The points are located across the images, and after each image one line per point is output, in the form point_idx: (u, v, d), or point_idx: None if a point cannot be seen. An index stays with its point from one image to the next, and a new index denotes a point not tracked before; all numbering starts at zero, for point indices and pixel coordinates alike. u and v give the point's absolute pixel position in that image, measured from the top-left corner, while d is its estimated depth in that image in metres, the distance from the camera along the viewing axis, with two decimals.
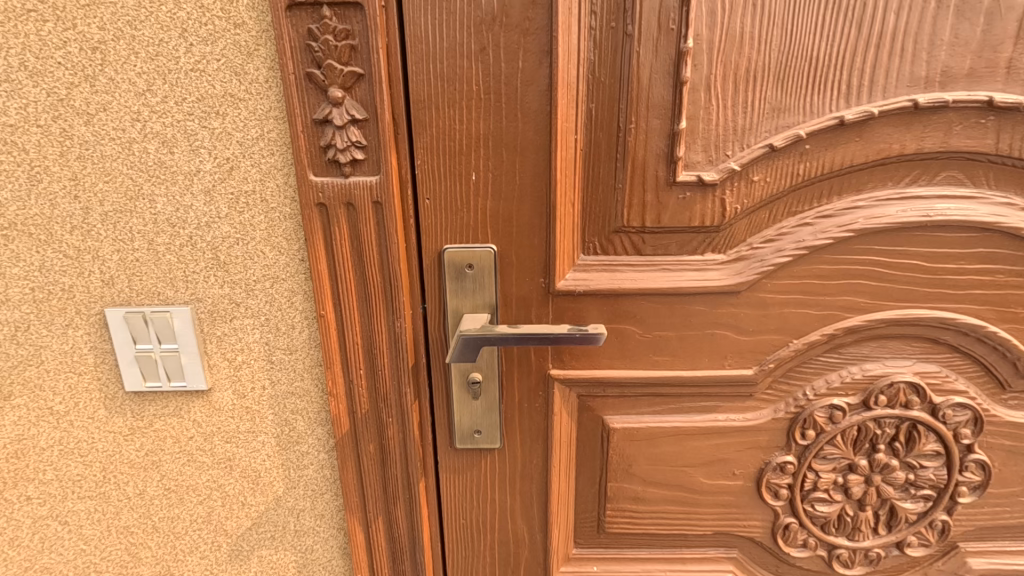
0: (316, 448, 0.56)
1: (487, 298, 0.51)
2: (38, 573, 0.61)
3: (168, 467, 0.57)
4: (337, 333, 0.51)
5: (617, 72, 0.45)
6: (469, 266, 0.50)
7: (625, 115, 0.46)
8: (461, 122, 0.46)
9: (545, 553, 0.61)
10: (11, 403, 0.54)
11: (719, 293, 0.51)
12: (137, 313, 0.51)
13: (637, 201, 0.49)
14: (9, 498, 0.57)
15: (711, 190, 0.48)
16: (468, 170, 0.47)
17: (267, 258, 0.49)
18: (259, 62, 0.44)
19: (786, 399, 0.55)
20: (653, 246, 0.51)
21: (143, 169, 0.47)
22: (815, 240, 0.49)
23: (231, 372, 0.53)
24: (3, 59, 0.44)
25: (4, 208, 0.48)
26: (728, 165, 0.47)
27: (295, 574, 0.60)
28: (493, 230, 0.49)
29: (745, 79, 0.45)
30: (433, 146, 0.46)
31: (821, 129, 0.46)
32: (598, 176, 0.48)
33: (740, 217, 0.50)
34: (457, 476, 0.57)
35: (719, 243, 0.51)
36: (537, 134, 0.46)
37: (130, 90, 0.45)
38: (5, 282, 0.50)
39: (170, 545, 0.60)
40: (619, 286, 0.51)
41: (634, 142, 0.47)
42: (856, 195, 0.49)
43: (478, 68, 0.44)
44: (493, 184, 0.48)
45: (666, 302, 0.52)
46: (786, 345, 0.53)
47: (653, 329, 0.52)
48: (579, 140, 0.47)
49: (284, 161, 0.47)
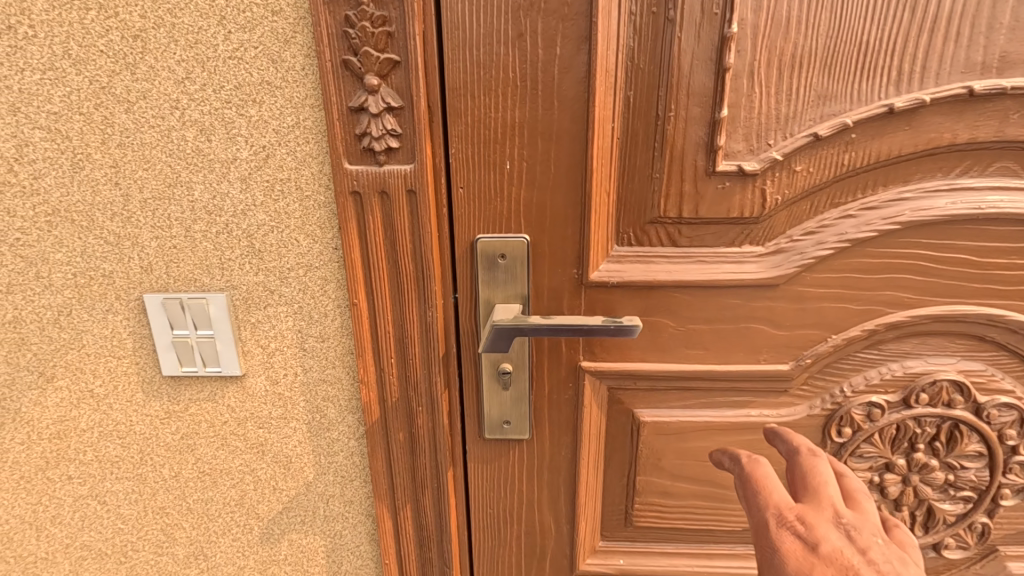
0: (346, 435, 0.56)
1: (518, 288, 0.50)
2: (78, 549, 0.63)
3: (203, 450, 0.58)
4: (369, 322, 0.51)
5: (657, 59, 0.44)
6: (501, 256, 0.49)
7: (664, 103, 0.45)
8: (496, 109, 0.45)
9: (572, 545, 0.61)
10: (54, 385, 0.56)
11: (756, 286, 0.50)
12: (175, 298, 0.51)
13: (673, 191, 0.48)
14: (52, 476, 0.59)
15: (752, 180, 0.47)
16: (502, 159, 0.47)
17: (301, 246, 0.50)
18: (296, 49, 0.44)
19: (822, 396, 0.54)
20: (688, 238, 0.50)
21: (181, 157, 0.47)
22: (858, 233, 0.48)
23: (264, 358, 0.54)
24: (48, 47, 0.45)
25: (48, 195, 0.49)
26: (769, 154, 0.46)
27: (323, 558, 0.61)
28: (527, 220, 0.49)
29: (790, 66, 0.44)
30: (468, 134, 0.46)
31: (868, 117, 0.44)
32: (635, 165, 0.48)
33: (780, 208, 0.48)
34: (485, 467, 0.57)
35: (757, 235, 0.49)
36: (573, 122, 0.45)
37: (169, 77, 0.45)
38: (49, 267, 0.51)
39: (204, 526, 0.61)
40: (653, 278, 0.50)
41: (673, 131, 0.46)
42: (903, 186, 0.47)
43: (515, 55, 0.44)
44: (528, 173, 0.47)
45: (702, 295, 0.51)
46: (824, 341, 0.52)
47: (687, 322, 0.52)
48: (616, 128, 0.46)
49: (319, 149, 0.47)
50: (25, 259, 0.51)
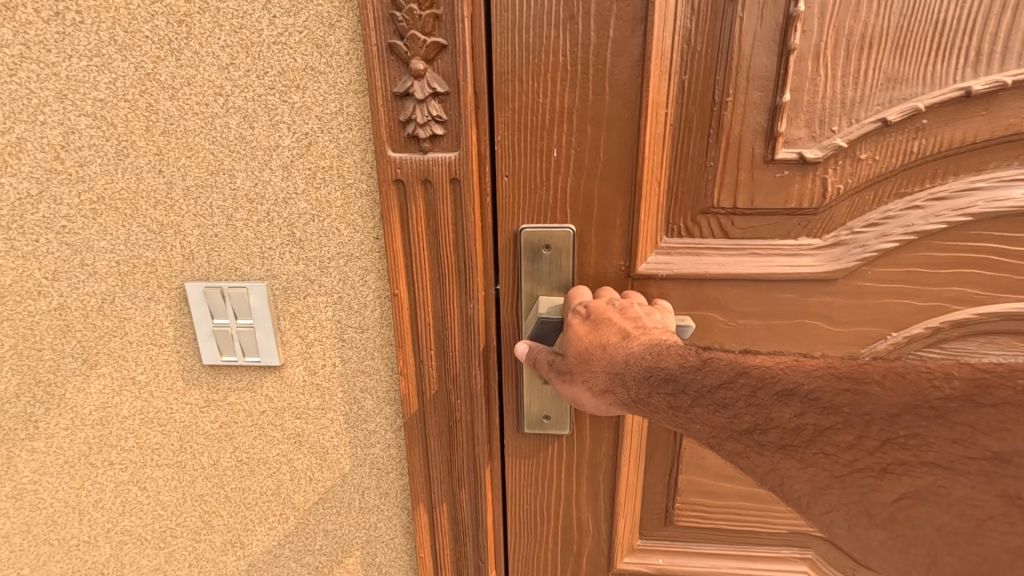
0: (383, 427, 0.56)
1: (563, 279, 0.49)
2: (119, 534, 0.64)
3: (241, 439, 0.58)
4: (410, 313, 0.50)
5: (715, 40, 0.43)
6: (546, 246, 0.48)
7: (722, 88, 0.44)
8: (544, 95, 0.44)
9: (609, 543, 0.60)
10: (97, 372, 0.56)
11: (812, 281, 0.49)
12: (215, 287, 0.51)
13: (729, 178, 0.47)
14: (94, 462, 0.60)
15: (813, 168, 0.46)
16: (549, 146, 0.45)
17: (342, 236, 0.49)
18: (341, 34, 0.43)
19: None
20: (742, 229, 0.48)
21: (224, 144, 0.47)
22: (925, 225, 0.46)
23: (303, 348, 0.53)
24: (94, 33, 0.45)
25: (93, 182, 0.49)
26: (833, 142, 0.44)
27: (359, 549, 0.61)
28: (573, 210, 0.47)
29: (859, 47, 0.42)
30: (514, 121, 0.45)
31: (940, 102, 0.42)
32: (688, 153, 0.46)
33: (842, 198, 0.47)
34: (523, 461, 0.57)
35: (815, 226, 0.48)
36: (624, 108, 0.44)
37: (214, 63, 0.45)
38: (93, 255, 0.52)
39: (241, 515, 0.61)
40: (704, 271, 0.49)
41: (730, 116, 0.45)
42: (975, 175, 0.45)
43: (566, 38, 0.42)
44: (576, 161, 0.46)
45: (756, 287, 0.49)
46: (882, 339, 0.51)
47: (738, 317, 0.51)
48: (670, 114, 0.45)
49: (363, 136, 0.46)
50: (70, 246, 0.51)
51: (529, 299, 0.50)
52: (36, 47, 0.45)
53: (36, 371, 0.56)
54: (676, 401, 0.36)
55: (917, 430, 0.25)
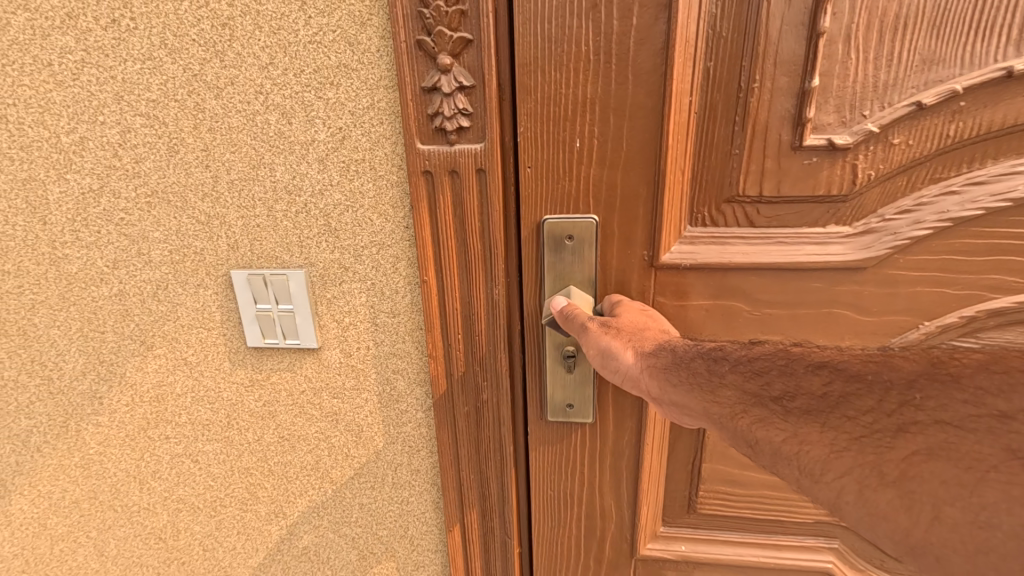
0: (414, 407, 0.59)
1: (586, 269, 0.51)
2: (174, 502, 0.69)
3: (283, 417, 0.62)
4: (437, 299, 0.52)
5: (742, 25, 0.43)
6: (569, 237, 0.50)
7: (748, 74, 0.44)
8: (567, 86, 0.45)
9: (633, 528, 0.61)
10: (153, 353, 0.61)
11: (842, 270, 0.49)
12: (258, 274, 0.55)
13: (755, 167, 0.47)
14: (152, 436, 0.65)
15: (841, 155, 0.46)
16: (572, 137, 0.46)
17: (374, 225, 0.51)
18: (372, 31, 0.45)
19: None
20: (767, 218, 0.49)
21: (264, 139, 0.50)
22: (962, 211, 0.46)
23: (339, 332, 0.56)
24: (147, 38, 0.48)
25: (148, 177, 0.53)
26: (864, 126, 0.44)
27: (393, 521, 0.65)
28: (596, 200, 0.49)
29: (893, 28, 0.42)
30: (536, 112, 0.46)
31: (980, 82, 0.42)
32: (713, 141, 0.47)
33: (873, 184, 0.47)
34: (548, 449, 0.58)
35: (844, 214, 0.48)
36: (648, 96, 0.45)
37: (255, 64, 0.48)
38: (148, 244, 0.56)
39: (283, 487, 0.66)
40: (729, 261, 0.49)
41: (757, 103, 0.45)
42: (1017, 159, 0.45)
43: (589, 27, 0.43)
44: (599, 150, 0.47)
45: (781, 278, 0.50)
46: (915, 328, 0.51)
47: (764, 307, 0.51)
48: (694, 102, 0.45)
49: (392, 130, 0.48)
50: (128, 237, 0.56)
51: (553, 288, 0.52)
52: (95, 53, 0.49)
53: (100, 352, 0.62)
54: (713, 368, 0.40)
55: (934, 395, 0.28)
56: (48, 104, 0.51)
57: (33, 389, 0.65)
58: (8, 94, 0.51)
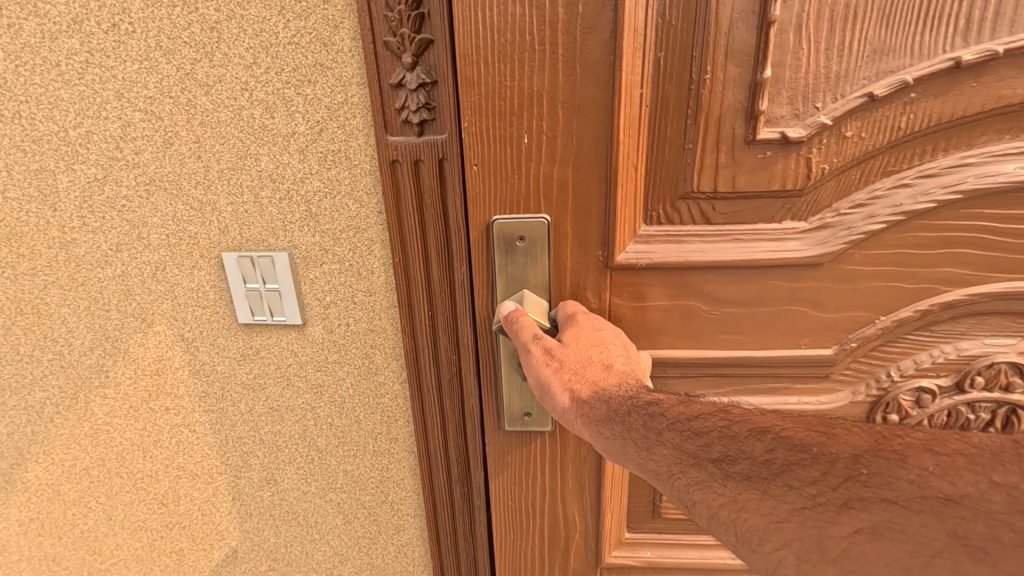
0: (391, 379, 0.64)
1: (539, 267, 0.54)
2: (175, 469, 0.75)
3: (272, 389, 0.67)
4: (405, 278, 0.57)
5: (693, 14, 0.46)
6: (519, 238, 0.53)
7: (700, 64, 0.47)
8: (512, 78, 0.48)
9: (593, 537, 0.67)
10: (153, 330, 0.66)
11: (802, 265, 0.54)
12: (247, 257, 0.60)
13: (708, 163, 0.51)
14: (154, 407, 0.71)
15: (796, 148, 0.50)
16: (519, 133, 0.50)
17: (350, 211, 0.56)
18: (344, 33, 0.50)
19: (866, 379, 0.60)
20: (722, 212, 0.53)
21: (250, 132, 0.55)
22: (914, 204, 0.51)
23: (322, 310, 0.61)
24: (143, 40, 0.53)
25: (146, 166, 0.58)
26: (817, 119, 0.48)
27: (375, 486, 0.70)
28: (545, 200, 0.52)
29: (843, 17, 0.45)
30: (479, 105, 0.48)
31: (928, 74, 0.46)
32: (666, 135, 0.50)
33: (828, 177, 0.51)
34: (511, 466, 0.63)
35: (799, 209, 0.52)
36: (598, 89, 0.48)
37: (240, 63, 0.52)
38: (148, 229, 0.61)
39: (274, 455, 0.71)
40: (687, 258, 0.54)
41: (709, 95, 0.48)
42: (966, 151, 0.50)
43: (532, 17, 0.45)
44: (548, 144, 0.50)
45: (739, 277, 0.55)
46: (871, 325, 0.56)
47: (723, 307, 0.56)
48: (645, 94, 0.49)
49: (365, 123, 0.53)
50: (130, 222, 0.61)
51: (507, 290, 0.55)
52: (98, 54, 0.54)
53: (106, 328, 0.67)
54: (651, 424, 0.45)
55: (879, 473, 0.32)
56: (56, 101, 0.57)
57: (46, 363, 0.71)
58: (20, 92, 0.56)
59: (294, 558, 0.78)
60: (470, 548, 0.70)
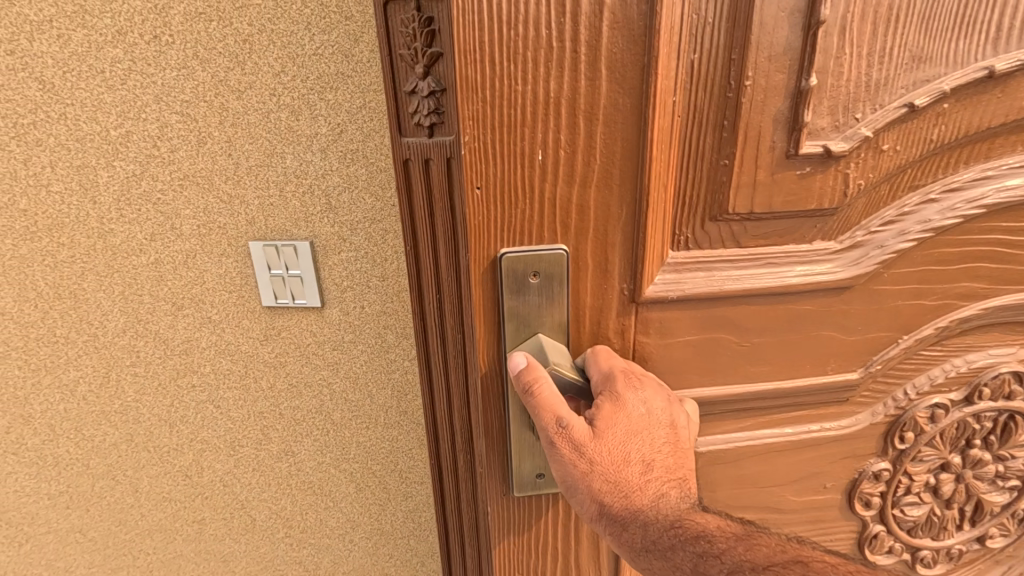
0: (402, 356, 0.71)
1: (554, 306, 0.52)
2: (198, 442, 0.81)
3: (292, 367, 0.73)
4: (413, 264, 0.64)
5: (734, 17, 0.46)
6: (532, 274, 0.50)
7: (737, 73, 0.47)
8: (525, 84, 0.44)
9: None
10: (183, 313, 0.72)
11: (835, 287, 0.57)
12: (271, 245, 0.66)
13: (746, 179, 0.51)
14: (181, 384, 0.77)
15: (833, 162, 0.52)
16: (532, 150, 0.46)
17: (367, 204, 0.63)
18: (364, 47, 0.57)
19: (885, 400, 0.65)
20: (755, 231, 0.54)
21: (277, 133, 0.61)
22: (944, 219, 0.56)
23: (339, 294, 0.68)
24: (182, 50, 0.59)
25: (181, 163, 0.64)
26: (857, 130, 0.50)
27: (385, 456, 0.77)
28: (562, 227, 0.50)
29: (886, 26, 0.47)
30: (482, 114, 0.44)
31: (963, 83, 0.50)
32: (702, 149, 0.50)
33: (860, 193, 0.54)
34: (521, 536, 0.63)
35: (829, 227, 0.55)
36: (627, 96, 0.46)
37: (269, 72, 0.59)
38: (181, 220, 0.67)
39: (292, 429, 0.78)
40: (720, 286, 0.54)
41: (749, 105, 0.48)
42: (986, 165, 0.56)
43: (551, 11, 0.42)
44: (565, 159, 0.47)
45: (771, 304, 0.57)
46: (895, 345, 0.62)
47: (749, 338, 0.58)
48: (676, 103, 0.48)
49: (381, 126, 0.60)
50: (163, 214, 0.67)
51: (518, 333, 0.53)
52: (139, 62, 0.60)
53: (139, 311, 0.73)
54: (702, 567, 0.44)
55: None
56: (100, 104, 0.63)
57: (80, 344, 0.77)
58: (66, 95, 0.62)
59: (309, 525, 0.84)
60: (472, 513, 0.77)
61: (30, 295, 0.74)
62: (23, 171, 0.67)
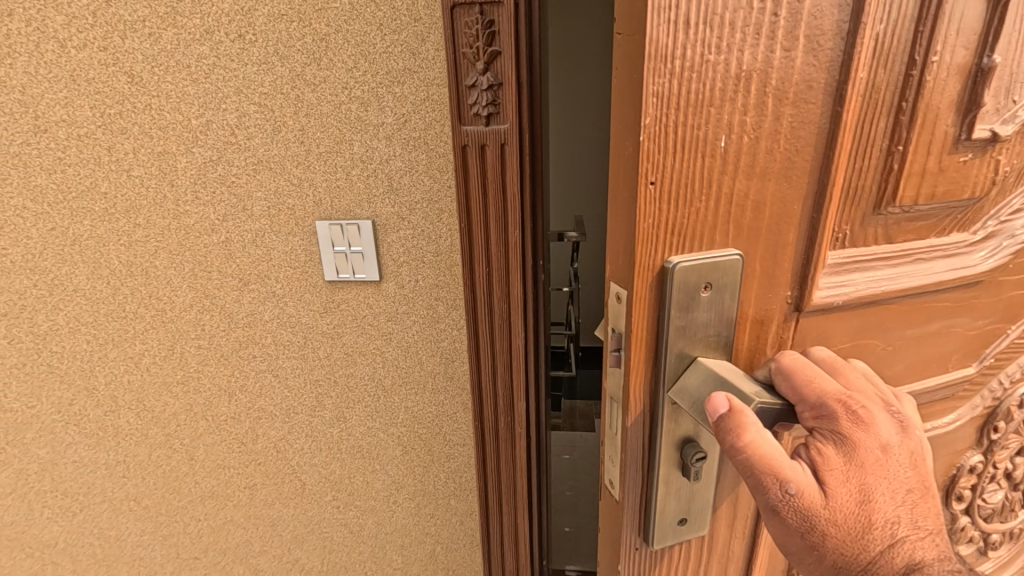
0: (451, 326, 0.78)
1: (722, 323, 0.41)
2: (255, 410, 0.87)
3: (349, 337, 0.80)
4: (466, 239, 0.72)
5: None
6: (706, 284, 0.39)
7: (928, 43, 0.37)
8: (716, 52, 0.33)
9: None
10: (249, 288, 0.79)
11: (969, 281, 0.50)
12: (336, 224, 0.73)
13: (915, 173, 0.41)
14: (242, 355, 0.84)
15: (991, 148, 0.44)
16: (715, 139, 0.35)
17: (426, 186, 0.71)
18: (430, 45, 0.64)
19: (983, 392, 0.60)
20: (910, 229, 0.45)
21: (347, 122, 0.69)
22: None
23: (396, 269, 0.75)
24: (263, 48, 0.66)
25: (256, 149, 0.71)
26: (1014, 114, 0.43)
27: (431, 419, 0.84)
28: (733, 234, 0.38)
29: None
30: (667, 95, 0.34)
31: None
32: (876, 137, 0.39)
33: (1001, 178, 0.47)
34: None
35: (967, 220, 0.47)
36: (820, 71, 0.35)
37: (343, 67, 0.66)
38: (252, 201, 0.74)
39: (345, 396, 0.84)
40: (878, 294, 0.45)
41: (933, 86, 0.39)
42: None
43: None
44: (748, 151, 0.36)
45: (918, 305, 0.48)
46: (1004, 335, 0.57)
47: (893, 342, 0.49)
48: (865, 78, 0.37)
49: (442, 116, 0.67)
50: (236, 196, 0.74)
51: (679, 362, 0.41)
52: (223, 58, 0.67)
53: (207, 287, 0.80)
54: None
55: None
56: (184, 96, 0.69)
57: (148, 319, 0.83)
58: (153, 88, 0.69)
59: (356, 487, 0.91)
60: (510, 472, 0.84)
61: (104, 273, 0.80)
62: (107, 157, 0.73)
